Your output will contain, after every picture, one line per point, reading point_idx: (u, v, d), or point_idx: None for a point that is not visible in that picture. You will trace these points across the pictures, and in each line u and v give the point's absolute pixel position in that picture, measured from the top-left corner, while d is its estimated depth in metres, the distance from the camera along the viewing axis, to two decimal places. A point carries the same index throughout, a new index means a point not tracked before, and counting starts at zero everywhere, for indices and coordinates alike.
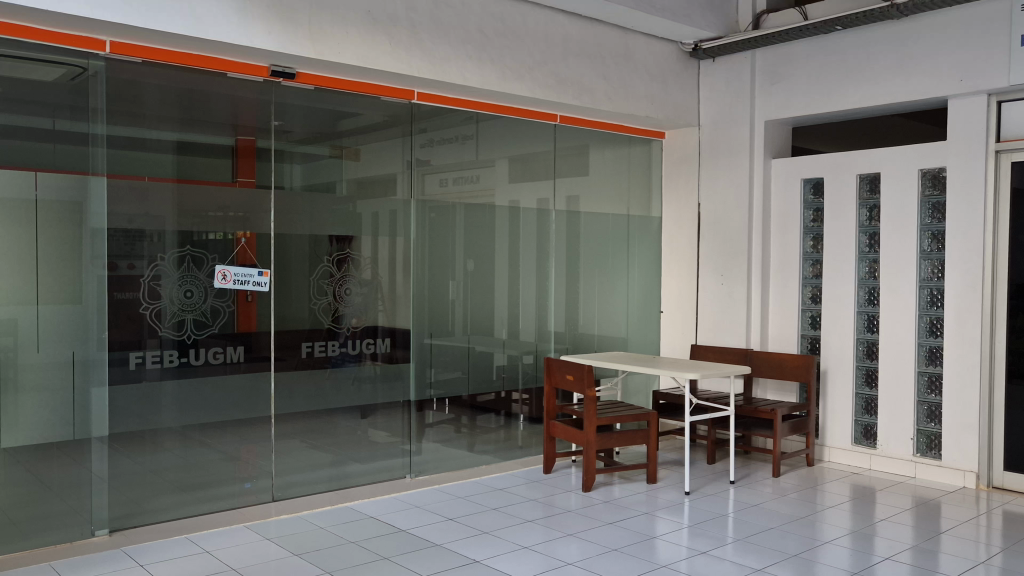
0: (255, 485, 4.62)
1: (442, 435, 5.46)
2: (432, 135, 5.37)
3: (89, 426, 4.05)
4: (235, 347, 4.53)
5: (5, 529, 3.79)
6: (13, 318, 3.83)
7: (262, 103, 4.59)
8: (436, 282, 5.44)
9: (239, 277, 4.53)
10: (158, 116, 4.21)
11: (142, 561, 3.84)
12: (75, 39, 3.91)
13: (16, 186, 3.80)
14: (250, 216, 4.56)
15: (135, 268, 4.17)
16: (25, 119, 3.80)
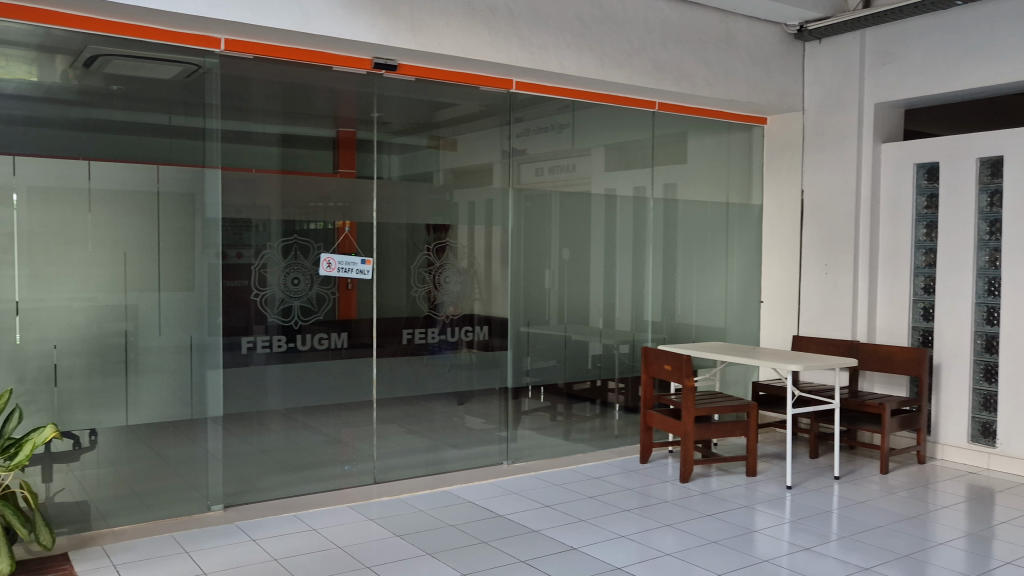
0: (355, 467, 4.77)
1: (538, 423, 5.50)
2: (529, 124, 5.38)
3: (206, 406, 4.27)
4: (339, 333, 4.68)
5: (130, 501, 4.05)
6: (137, 303, 4.07)
7: (363, 96, 4.72)
8: (532, 271, 5.46)
9: (343, 265, 4.67)
10: (265, 110, 4.37)
11: (253, 536, 4.02)
12: (191, 38, 4.11)
13: (139, 179, 4.04)
14: (352, 206, 4.70)
15: (243, 257, 4.35)
16: (146, 115, 4.02)
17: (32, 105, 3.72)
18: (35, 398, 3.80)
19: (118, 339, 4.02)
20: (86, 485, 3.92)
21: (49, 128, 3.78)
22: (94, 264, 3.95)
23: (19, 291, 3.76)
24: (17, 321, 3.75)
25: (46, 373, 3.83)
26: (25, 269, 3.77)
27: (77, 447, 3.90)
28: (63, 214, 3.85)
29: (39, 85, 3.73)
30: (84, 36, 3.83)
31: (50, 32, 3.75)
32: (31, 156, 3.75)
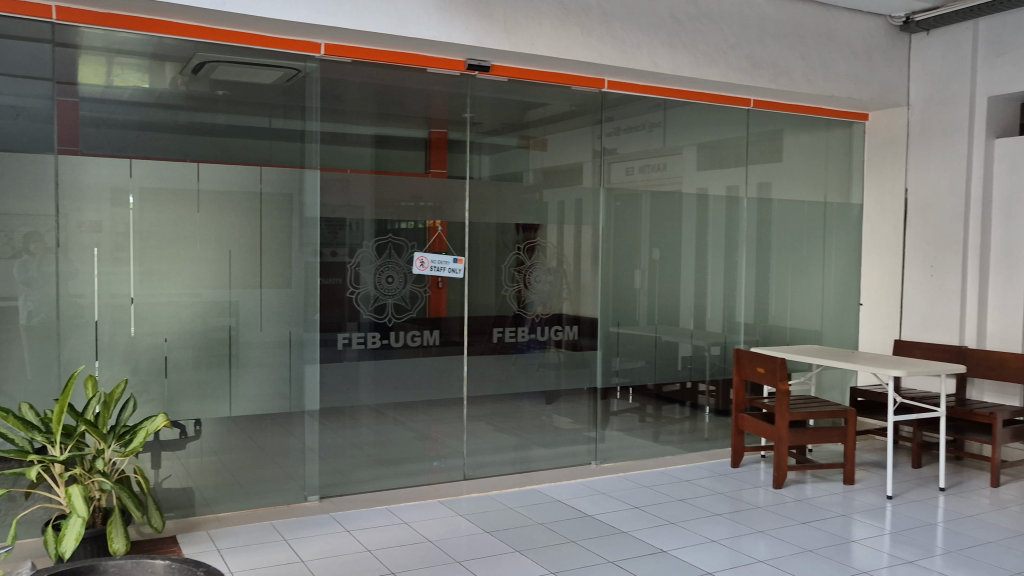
0: (444, 463, 4.85)
1: (626, 424, 5.46)
2: (619, 123, 5.35)
3: (304, 399, 4.41)
4: (431, 331, 4.77)
5: (232, 489, 4.22)
6: (241, 299, 4.24)
7: (456, 97, 4.79)
8: (621, 271, 5.43)
9: (436, 264, 4.76)
10: (360, 112, 4.49)
11: (347, 527, 4.13)
12: (294, 44, 4.25)
13: (245, 180, 4.21)
14: (443, 206, 4.77)
15: (338, 255, 4.48)
16: (250, 119, 4.19)
17: (144, 110, 3.93)
18: (147, 388, 4.01)
19: (222, 333, 4.20)
20: (192, 472, 4.11)
21: (160, 132, 3.98)
22: (201, 262, 4.14)
23: (134, 286, 3.98)
24: (132, 315, 3.97)
25: (157, 365, 4.04)
26: (139, 266, 3.99)
27: (183, 437, 4.09)
28: (174, 214, 4.05)
29: (150, 91, 3.94)
30: (194, 44, 4.02)
31: (162, 41, 3.95)
32: (145, 159, 3.96)
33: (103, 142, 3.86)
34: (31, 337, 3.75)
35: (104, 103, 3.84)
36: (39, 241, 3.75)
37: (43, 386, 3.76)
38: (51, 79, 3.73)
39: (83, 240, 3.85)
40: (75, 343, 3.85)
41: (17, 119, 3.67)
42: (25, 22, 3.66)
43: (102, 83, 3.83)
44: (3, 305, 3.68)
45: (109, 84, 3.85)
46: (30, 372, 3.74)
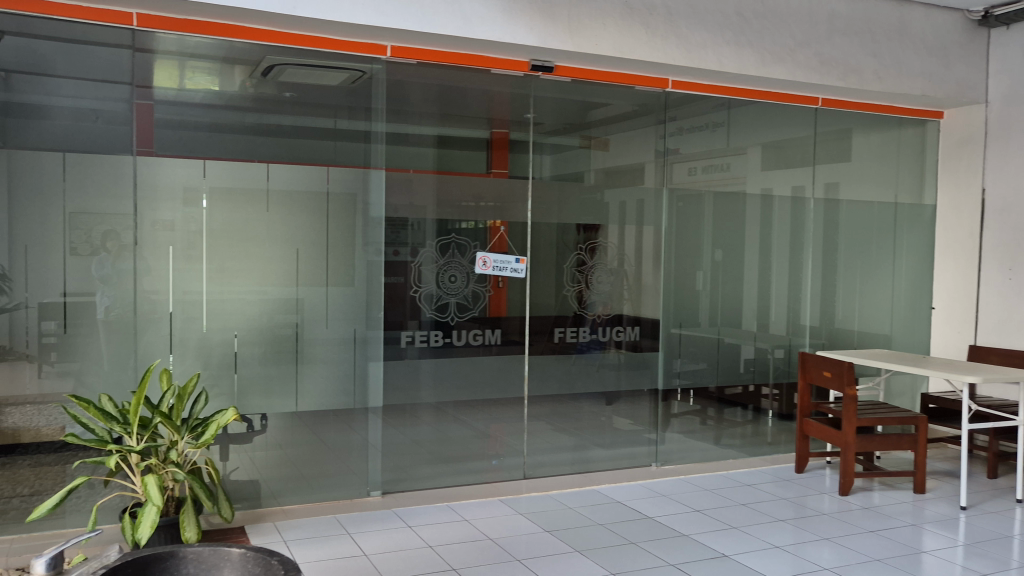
0: (503, 462, 4.88)
1: (687, 426, 5.41)
2: (682, 123, 5.30)
3: (367, 396, 4.49)
4: (493, 330, 4.81)
5: (297, 483, 4.32)
6: (307, 297, 4.34)
7: (518, 98, 4.80)
8: (683, 272, 5.38)
9: (498, 263, 4.79)
10: (423, 113, 4.54)
11: (408, 522, 4.18)
12: (361, 46, 4.33)
13: (312, 180, 4.30)
14: (504, 205, 4.80)
15: (401, 254, 4.54)
16: (317, 120, 4.28)
17: (216, 112, 4.05)
18: (217, 382, 4.13)
19: (289, 330, 4.30)
20: (259, 465, 4.22)
21: (231, 133, 4.09)
22: (270, 260, 4.25)
23: (205, 283, 4.10)
24: (203, 311, 4.10)
25: (227, 359, 4.15)
26: (211, 264, 4.11)
27: (250, 430, 4.20)
28: (244, 213, 4.16)
29: (221, 93, 4.05)
30: (264, 48, 4.12)
31: (233, 45, 4.06)
32: (218, 159, 4.08)
33: (177, 144, 3.99)
34: (109, 331, 3.90)
35: (178, 106, 3.97)
36: (117, 239, 3.90)
37: (120, 378, 3.91)
38: (129, 83, 3.87)
39: (157, 239, 3.98)
40: (150, 338, 3.98)
41: (96, 122, 3.82)
42: (105, 28, 3.80)
43: (176, 86, 3.96)
44: (83, 300, 3.84)
45: (183, 87, 3.97)
46: (107, 365, 3.89)
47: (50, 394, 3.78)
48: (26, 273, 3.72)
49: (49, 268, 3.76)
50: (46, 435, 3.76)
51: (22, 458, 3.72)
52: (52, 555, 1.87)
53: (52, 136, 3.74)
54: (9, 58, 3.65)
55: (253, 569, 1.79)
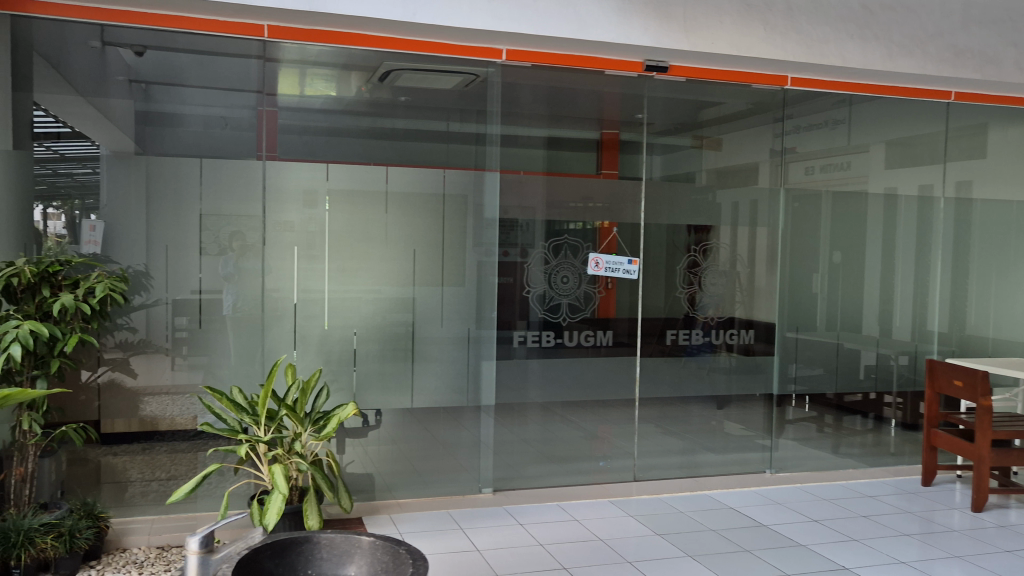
0: (610, 463, 4.87)
1: (803, 433, 5.25)
2: (799, 121, 5.15)
3: (480, 394, 4.57)
4: (605, 331, 4.80)
5: (410, 477, 4.44)
6: (423, 297, 4.45)
7: (630, 98, 4.78)
8: (800, 275, 5.23)
9: (610, 265, 4.79)
10: (533, 115, 4.59)
11: (520, 520, 4.23)
12: (478, 50, 4.41)
13: (429, 182, 4.41)
14: (615, 206, 4.78)
15: (510, 255, 4.60)
16: (431, 123, 4.39)
17: (335, 118, 4.21)
18: (338, 376, 4.30)
19: (404, 328, 4.42)
20: (374, 459, 4.36)
21: (348, 137, 4.24)
22: (387, 260, 4.38)
23: (327, 282, 4.27)
24: (325, 309, 4.27)
25: (347, 355, 4.31)
26: (333, 264, 4.28)
27: (365, 425, 4.35)
28: (364, 214, 4.31)
29: (338, 99, 4.20)
30: (382, 54, 4.26)
31: (352, 53, 4.21)
32: (340, 163, 4.25)
33: (299, 148, 4.17)
34: (238, 327, 4.11)
35: (300, 112, 4.15)
36: (242, 240, 4.10)
37: (248, 371, 4.13)
38: (256, 91, 4.07)
39: (281, 239, 4.17)
40: (275, 333, 4.18)
41: (226, 128, 4.04)
42: (235, 40, 4.02)
43: (297, 93, 4.13)
44: (213, 297, 4.06)
45: (303, 93, 4.15)
46: (235, 358, 4.11)
47: (185, 385, 4.03)
48: (165, 272, 3.98)
49: (184, 267, 4.00)
50: (180, 424, 4.01)
51: (159, 444, 3.98)
52: (206, 532, 1.88)
53: (186, 143, 3.98)
54: (149, 71, 3.90)
55: (382, 556, 1.88)
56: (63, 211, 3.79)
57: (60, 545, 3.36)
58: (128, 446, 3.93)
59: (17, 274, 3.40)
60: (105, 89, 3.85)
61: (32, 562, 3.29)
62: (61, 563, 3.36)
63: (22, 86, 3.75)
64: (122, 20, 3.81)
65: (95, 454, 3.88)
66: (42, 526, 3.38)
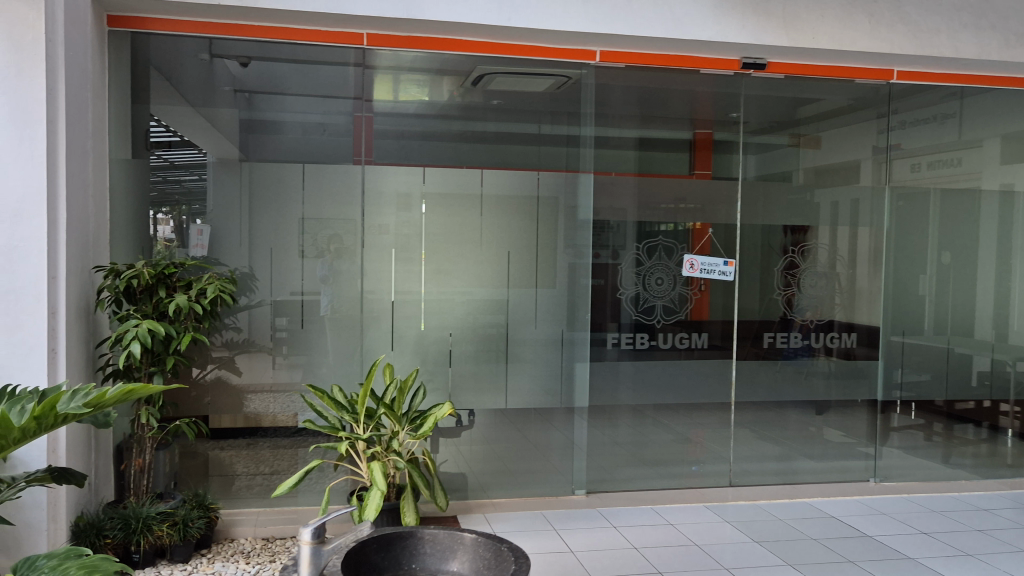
0: (702, 468, 4.80)
1: (909, 442, 5.05)
2: (905, 116, 4.95)
3: (573, 396, 4.57)
4: (699, 333, 4.73)
5: (503, 477, 4.48)
6: (516, 298, 4.48)
7: (726, 96, 4.69)
8: (906, 276, 5.02)
9: (706, 266, 4.71)
10: (625, 115, 4.56)
11: (613, 523, 4.22)
12: (572, 52, 4.42)
13: (523, 184, 4.44)
14: (709, 207, 4.70)
15: (602, 257, 4.57)
16: (523, 126, 4.41)
17: (429, 122, 4.28)
18: (434, 376, 4.38)
19: (497, 329, 4.46)
20: (469, 459, 4.42)
21: (442, 141, 4.31)
22: (482, 262, 4.43)
23: (423, 283, 4.35)
24: (421, 310, 4.35)
25: (443, 355, 4.39)
26: (428, 265, 4.36)
27: (459, 424, 4.41)
28: (459, 216, 4.37)
29: (431, 104, 4.28)
30: (475, 59, 4.31)
31: (446, 58, 4.28)
32: (435, 167, 4.32)
33: (396, 152, 4.26)
34: (336, 327, 4.23)
35: (395, 117, 4.24)
36: (339, 242, 4.22)
37: (347, 370, 4.25)
38: (353, 97, 4.19)
39: (378, 242, 4.27)
40: (373, 333, 4.29)
41: (325, 134, 4.17)
42: (334, 48, 4.14)
43: (391, 99, 4.23)
44: (314, 298, 4.20)
45: (397, 99, 4.24)
46: (334, 358, 4.23)
47: (288, 383, 4.17)
48: (269, 274, 4.14)
49: (287, 269, 4.16)
50: (282, 421, 4.16)
51: (263, 440, 4.14)
52: (316, 524, 1.97)
53: (287, 149, 4.13)
54: (253, 81, 4.06)
55: (484, 553, 2.09)
56: (172, 216, 3.99)
57: (175, 532, 3.53)
58: (234, 441, 4.10)
59: (136, 275, 3.58)
60: (213, 99, 4.04)
61: (150, 548, 3.48)
62: (176, 549, 3.53)
63: (140, 98, 3.97)
64: (229, 33, 3.99)
65: (204, 447, 4.07)
66: (159, 514, 3.58)
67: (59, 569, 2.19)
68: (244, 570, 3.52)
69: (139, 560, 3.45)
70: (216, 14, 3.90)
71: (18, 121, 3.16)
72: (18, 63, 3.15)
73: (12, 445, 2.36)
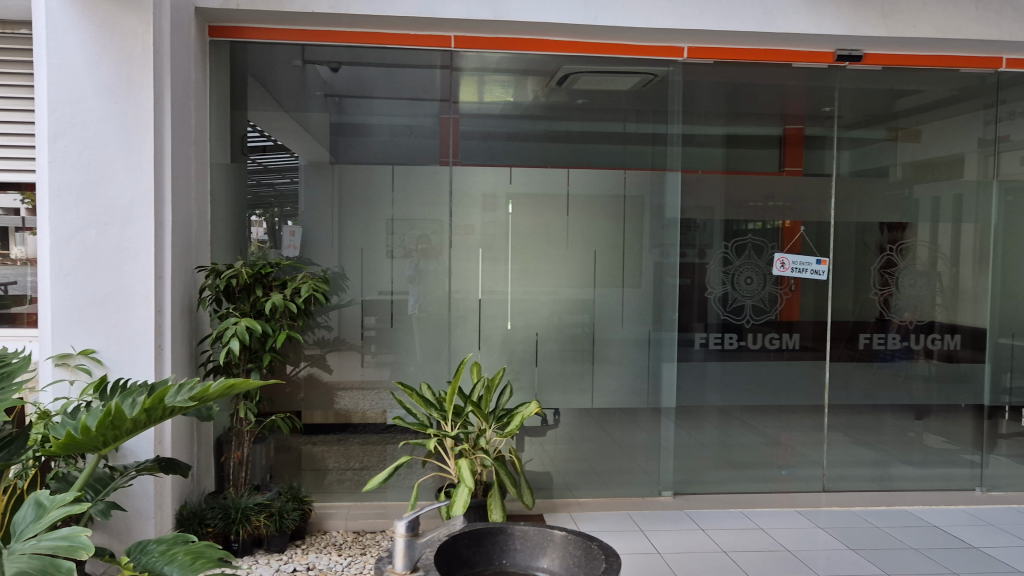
0: (792, 472, 4.68)
1: (1018, 450, 4.80)
2: (1014, 106, 4.71)
3: (660, 396, 4.51)
4: (791, 334, 4.61)
5: (589, 477, 4.48)
6: (603, 298, 4.45)
7: (818, 91, 4.55)
8: (1015, 275, 4.77)
9: (797, 265, 4.58)
10: (712, 112, 4.48)
11: (701, 525, 4.15)
12: (659, 50, 4.37)
13: (609, 184, 4.40)
14: (800, 205, 4.57)
15: (688, 256, 4.50)
16: (608, 124, 4.38)
17: (515, 122, 4.31)
18: (520, 375, 4.41)
19: (582, 329, 4.45)
20: (556, 458, 4.44)
21: (527, 141, 4.33)
22: (568, 261, 4.42)
23: (510, 283, 4.38)
24: (508, 309, 4.38)
25: (529, 354, 4.41)
26: (515, 265, 4.38)
27: (544, 424, 4.43)
28: (546, 216, 4.38)
29: (516, 104, 4.30)
30: (560, 58, 4.32)
31: (531, 58, 4.29)
32: (522, 167, 4.34)
33: (482, 153, 4.30)
34: (424, 326, 4.30)
35: (480, 118, 4.28)
36: (427, 243, 4.29)
37: (435, 368, 4.31)
38: (439, 99, 4.25)
39: (464, 243, 4.32)
40: (460, 333, 4.34)
41: (412, 136, 4.24)
42: (422, 52, 4.21)
43: (477, 100, 4.27)
44: (402, 297, 4.28)
45: (482, 100, 4.28)
46: (422, 356, 4.30)
47: (376, 381, 4.27)
48: (360, 274, 4.24)
49: (376, 269, 4.25)
50: (371, 417, 4.26)
51: (352, 436, 4.25)
52: (410, 517, 2.01)
53: (376, 151, 4.22)
54: (342, 85, 4.17)
55: (575, 551, 2.16)
56: (265, 218, 4.13)
57: (271, 523, 3.66)
58: (325, 436, 4.22)
59: (235, 275, 3.71)
60: (305, 104, 4.16)
61: (249, 538, 3.60)
62: (272, 540, 3.65)
63: (238, 104, 4.12)
64: (321, 39, 4.11)
65: (297, 442, 4.19)
66: (257, 506, 3.71)
67: (168, 555, 2.29)
68: (337, 561, 3.61)
69: (238, 549, 3.57)
70: (310, 22, 4.02)
71: (128, 129, 3.33)
72: (129, 74, 3.32)
73: (124, 435, 2.48)
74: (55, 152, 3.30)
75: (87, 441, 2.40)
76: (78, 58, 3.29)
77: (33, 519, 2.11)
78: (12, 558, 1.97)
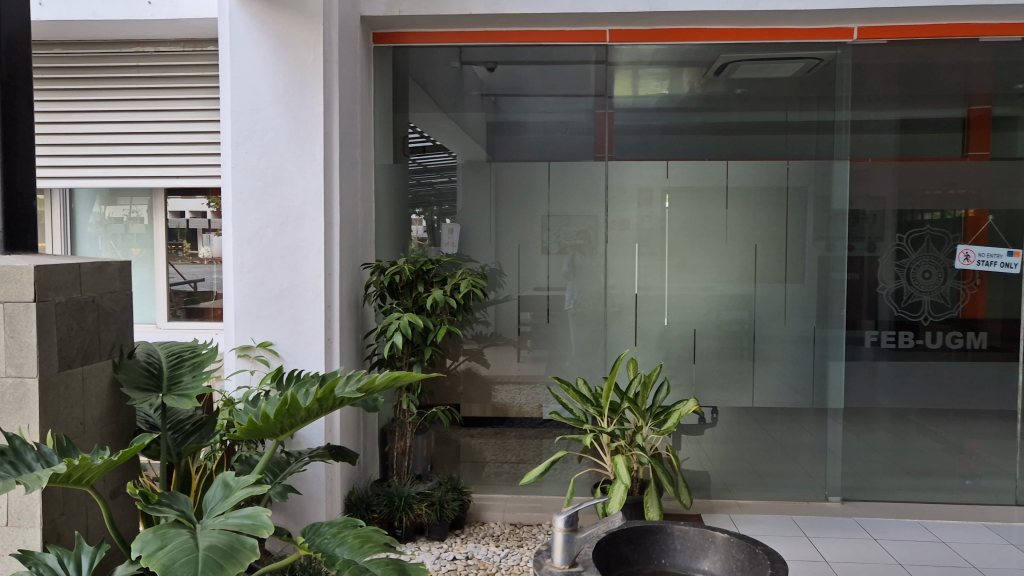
0: (977, 483, 4.32)
1: None
2: None
3: (826, 397, 4.28)
4: (976, 332, 4.25)
5: (750, 478, 4.34)
6: (765, 295, 4.28)
7: (1009, 67, 4.16)
8: None
9: (984, 257, 4.22)
10: (884, 96, 4.19)
11: (874, 534, 3.92)
12: (826, 33, 4.15)
13: (771, 175, 4.22)
14: (986, 193, 4.20)
15: (857, 249, 4.24)
16: (769, 113, 4.19)
17: (671, 115, 4.21)
18: (678, 373, 4.32)
19: (743, 326, 4.30)
20: (714, 458, 4.33)
21: (683, 134, 4.21)
22: (728, 256, 4.28)
23: (667, 280, 4.30)
24: (665, 305, 4.30)
25: (686, 351, 4.31)
26: (672, 260, 4.29)
27: (702, 422, 4.32)
28: (705, 210, 4.26)
29: (672, 96, 4.20)
30: (717, 47, 4.18)
31: (686, 49, 4.19)
32: (679, 160, 4.24)
33: (638, 147, 4.24)
34: (579, 321, 4.30)
35: (636, 112, 4.22)
36: (583, 238, 4.29)
37: (590, 364, 4.31)
38: (592, 94, 4.23)
39: (618, 238, 4.28)
40: (616, 329, 4.31)
41: (567, 132, 4.25)
42: (576, 48, 4.21)
43: (631, 94, 4.22)
44: (559, 293, 4.30)
45: (637, 94, 4.21)
46: (577, 352, 4.30)
47: (532, 375, 4.31)
48: (516, 270, 4.30)
49: (533, 266, 4.30)
50: (528, 412, 4.31)
51: (509, 430, 4.32)
52: (569, 513, 2.01)
53: (532, 148, 4.26)
54: (498, 84, 4.23)
55: (737, 554, 2.10)
56: (424, 217, 4.27)
57: (432, 511, 3.78)
58: (483, 429, 4.32)
59: (398, 272, 3.83)
60: (462, 104, 4.25)
61: (411, 525, 3.74)
62: (433, 528, 3.77)
63: (400, 108, 4.28)
64: (477, 40, 4.20)
65: (456, 435, 4.32)
66: (419, 494, 3.84)
67: (338, 537, 2.40)
68: (495, 552, 3.68)
69: (402, 535, 3.72)
70: (467, 23, 4.13)
71: (301, 136, 3.53)
72: (301, 83, 3.52)
73: (299, 423, 2.63)
74: (238, 159, 3.56)
75: (267, 427, 2.57)
76: (257, 71, 3.53)
77: (221, 497, 2.29)
78: (205, 531, 2.13)
